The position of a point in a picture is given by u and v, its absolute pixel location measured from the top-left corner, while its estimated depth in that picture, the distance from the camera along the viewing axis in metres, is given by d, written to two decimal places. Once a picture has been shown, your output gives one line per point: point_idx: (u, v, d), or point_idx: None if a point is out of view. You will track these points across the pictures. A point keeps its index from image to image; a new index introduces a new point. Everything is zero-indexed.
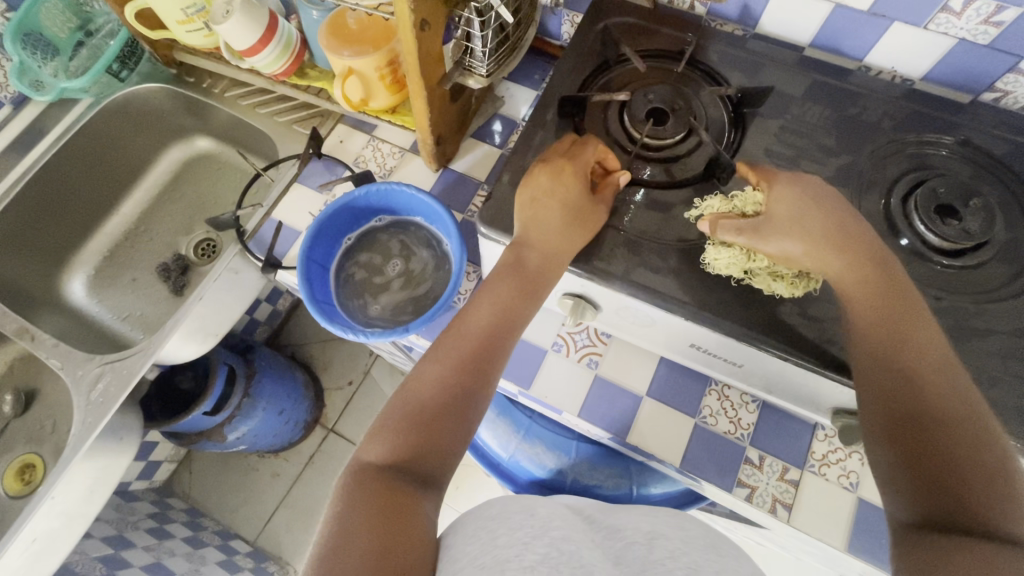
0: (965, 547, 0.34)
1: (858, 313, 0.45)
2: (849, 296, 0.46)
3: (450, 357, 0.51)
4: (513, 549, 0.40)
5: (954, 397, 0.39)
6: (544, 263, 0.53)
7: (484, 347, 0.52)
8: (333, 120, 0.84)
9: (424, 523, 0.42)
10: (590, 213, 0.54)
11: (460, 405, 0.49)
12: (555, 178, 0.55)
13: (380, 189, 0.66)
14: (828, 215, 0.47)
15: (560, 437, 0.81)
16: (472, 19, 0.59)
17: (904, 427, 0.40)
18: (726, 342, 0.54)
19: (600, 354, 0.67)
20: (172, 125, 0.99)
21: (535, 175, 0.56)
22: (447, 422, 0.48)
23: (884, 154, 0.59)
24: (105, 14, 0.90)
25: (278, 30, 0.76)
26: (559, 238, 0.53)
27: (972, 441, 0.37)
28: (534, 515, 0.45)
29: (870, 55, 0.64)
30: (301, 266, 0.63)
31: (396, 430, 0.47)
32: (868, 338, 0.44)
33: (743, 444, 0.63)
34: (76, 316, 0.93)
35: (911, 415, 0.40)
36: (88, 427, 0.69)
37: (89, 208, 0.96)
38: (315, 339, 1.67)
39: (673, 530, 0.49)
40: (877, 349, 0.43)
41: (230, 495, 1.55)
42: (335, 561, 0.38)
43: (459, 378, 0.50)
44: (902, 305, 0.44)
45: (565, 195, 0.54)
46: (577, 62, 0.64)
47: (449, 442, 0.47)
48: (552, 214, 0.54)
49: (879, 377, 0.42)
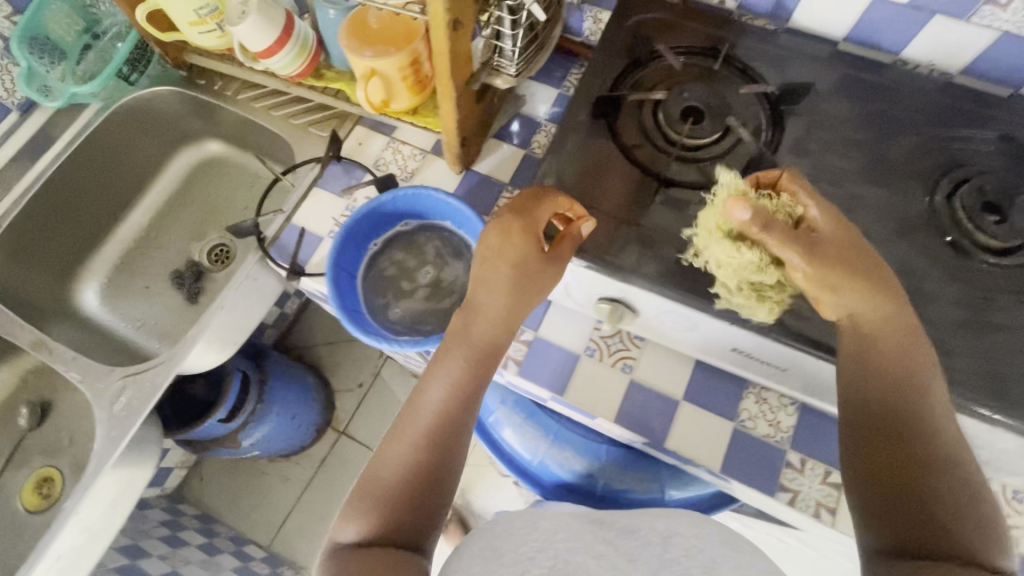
0: None
1: (852, 362, 0.44)
2: (847, 340, 0.44)
3: (411, 433, 0.49)
4: (520, 567, 0.43)
5: (932, 460, 0.39)
6: (493, 332, 0.52)
7: (458, 407, 0.51)
8: (351, 122, 0.82)
9: None
10: (541, 274, 0.51)
11: (438, 470, 0.48)
12: (505, 238, 0.51)
13: (408, 193, 0.65)
14: (851, 252, 0.44)
15: (589, 442, 0.80)
16: (503, 17, 0.56)
17: (890, 490, 0.39)
18: (771, 346, 0.53)
19: (635, 358, 0.66)
20: (181, 128, 0.97)
21: (485, 235, 0.52)
22: (420, 496, 0.47)
23: (926, 151, 0.58)
24: (111, 15, 0.88)
25: (294, 31, 0.74)
26: (512, 300, 0.51)
27: (951, 512, 0.37)
28: (537, 529, 0.48)
29: (907, 48, 0.62)
30: (330, 271, 0.62)
31: (370, 516, 0.46)
32: (860, 393, 0.43)
33: (783, 447, 0.62)
34: (89, 326, 0.91)
35: (888, 475, 0.40)
36: (112, 441, 0.67)
37: (98, 215, 0.94)
38: (324, 342, 1.64)
39: (687, 527, 0.49)
40: (867, 404, 0.42)
41: (242, 500, 1.53)
42: None
43: (434, 440, 0.49)
44: (907, 356, 0.42)
45: (514, 256, 0.51)
46: (608, 60, 0.63)
47: (428, 509, 0.47)
48: (500, 276, 0.51)
49: (865, 434, 0.42)
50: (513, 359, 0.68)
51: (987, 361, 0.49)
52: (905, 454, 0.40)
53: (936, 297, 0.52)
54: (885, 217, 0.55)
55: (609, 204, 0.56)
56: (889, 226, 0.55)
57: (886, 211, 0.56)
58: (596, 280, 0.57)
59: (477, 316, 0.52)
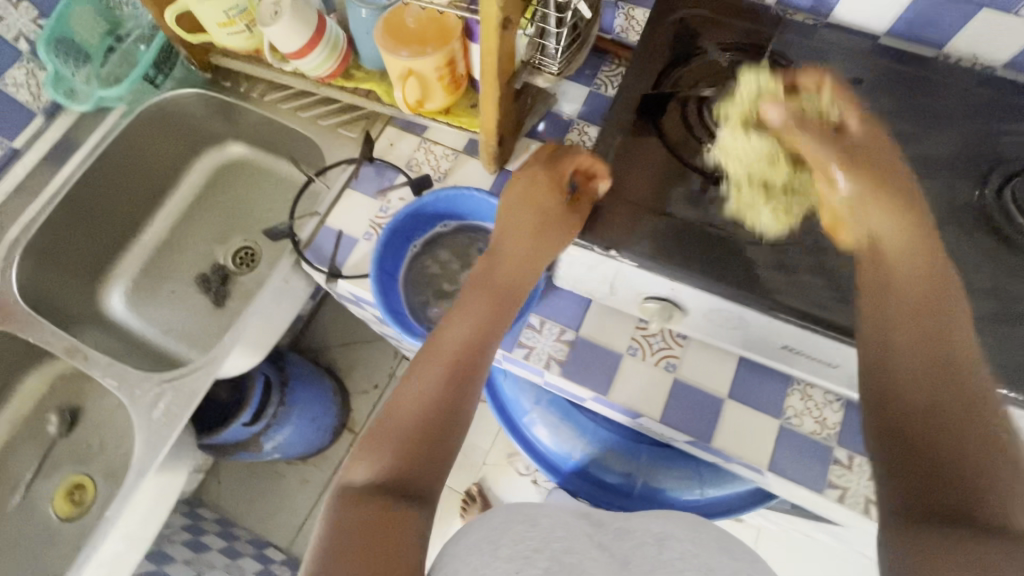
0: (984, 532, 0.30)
1: (880, 309, 0.41)
2: (869, 289, 0.42)
3: (432, 370, 0.50)
4: (515, 565, 0.42)
5: (968, 398, 0.35)
6: (513, 275, 0.60)
7: (476, 357, 0.52)
8: (381, 122, 0.81)
9: (412, 536, 0.39)
10: (558, 222, 0.59)
11: (452, 420, 0.47)
12: (531, 183, 0.63)
13: (449, 194, 0.65)
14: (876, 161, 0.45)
15: (626, 441, 0.80)
16: (549, 15, 0.56)
17: (911, 416, 0.36)
18: (826, 343, 0.52)
19: (678, 357, 0.66)
20: (205, 131, 0.96)
21: (517, 180, 0.65)
22: (429, 438, 0.46)
23: (975, 144, 0.58)
24: (135, 18, 0.86)
25: (326, 32, 0.73)
26: (529, 244, 0.60)
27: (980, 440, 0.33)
28: (536, 525, 0.46)
29: (950, 42, 0.62)
30: (374, 277, 0.62)
31: (378, 450, 0.45)
32: (897, 338, 0.39)
33: (830, 444, 0.62)
34: (117, 331, 0.91)
35: (929, 420, 0.35)
36: (152, 448, 0.67)
37: (123, 219, 0.93)
38: (337, 342, 1.60)
39: (684, 531, 0.49)
40: (902, 348, 0.38)
41: (260, 503, 1.51)
42: None
43: (451, 389, 0.49)
44: (939, 300, 0.39)
45: (537, 196, 0.62)
46: (649, 58, 0.62)
47: (440, 460, 0.45)
48: (524, 213, 0.62)
49: (907, 378, 0.37)
50: (554, 359, 0.67)
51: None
52: (934, 382, 0.36)
53: (993, 291, 0.51)
54: (936, 210, 0.55)
55: (634, 193, 0.56)
56: (941, 219, 0.55)
57: (937, 205, 0.55)
58: (644, 280, 0.57)
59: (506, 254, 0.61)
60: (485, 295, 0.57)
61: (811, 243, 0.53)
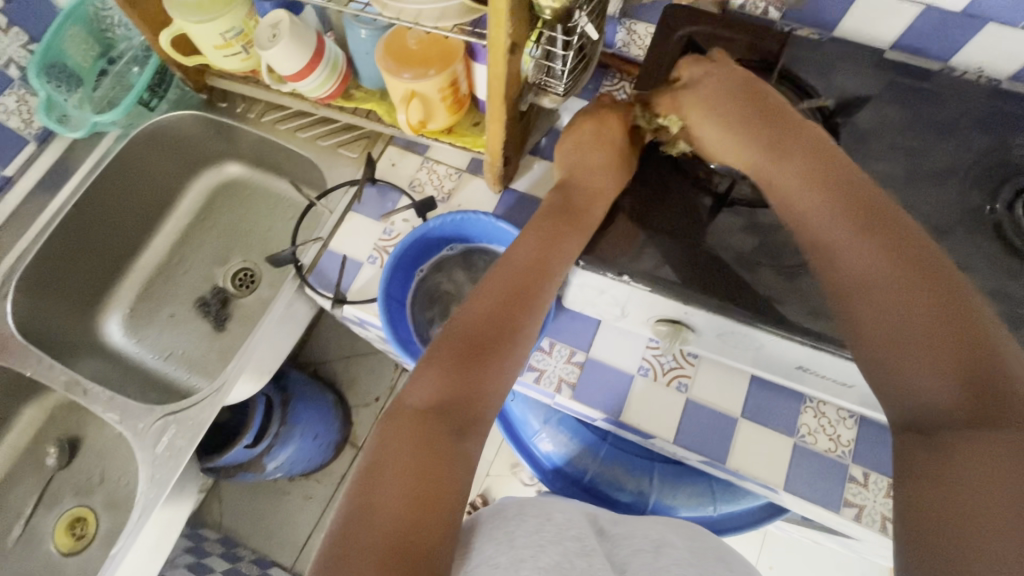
0: (964, 439, 0.34)
1: (832, 234, 0.44)
2: (809, 220, 0.45)
3: (494, 294, 0.52)
4: (528, 549, 0.43)
5: (925, 322, 0.38)
6: (588, 201, 0.56)
7: (535, 285, 0.53)
8: (382, 142, 0.81)
9: (461, 465, 0.43)
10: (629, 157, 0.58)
11: (501, 348, 0.50)
12: (600, 124, 0.59)
13: (456, 218, 0.65)
14: (751, 109, 0.51)
15: (637, 459, 0.79)
16: (557, 38, 0.54)
17: (879, 350, 0.40)
18: (840, 363, 0.52)
19: (690, 376, 0.66)
20: (202, 151, 0.94)
21: (581, 123, 0.60)
22: (488, 363, 0.48)
23: (985, 158, 0.57)
24: (127, 39, 0.86)
25: (325, 53, 0.72)
26: (605, 179, 0.57)
27: (947, 356, 0.37)
28: (551, 521, 0.48)
29: (955, 55, 0.62)
30: (381, 303, 0.62)
31: (442, 368, 0.47)
32: (856, 258, 0.42)
33: (846, 462, 0.62)
34: (116, 359, 0.89)
35: (903, 326, 0.39)
36: (157, 483, 0.66)
37: (120, 243, 0.92)
38: (338, 356, 1.58)
39: (681, 539, 0.51)
40: (863, 271, 0.42)
41: (262, 521, 1.47)
42: (371, 484, 0.41)
43: (503, 318, 0.51)
44: (880, 217, 0.43)
45: (610, 138, 0.58)
46: (656, 78, 0.62)
47: (489, 387, 0.48)
48: (595, 156, 0.58)
49: (869, 295, 0.41)
50: (566, 382, 0.67)
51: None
52: (881, 316, 0.40)
53: (1016, 305, 0.50)
54: (950, 224, 0.54)
55: (645, 216, 0.56)
56: (955, 235, 0.54)
57: (950, 220, 0.55)
58: (657, 303, 0.56)
59: (579, 195, 0.57)
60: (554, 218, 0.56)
61: None
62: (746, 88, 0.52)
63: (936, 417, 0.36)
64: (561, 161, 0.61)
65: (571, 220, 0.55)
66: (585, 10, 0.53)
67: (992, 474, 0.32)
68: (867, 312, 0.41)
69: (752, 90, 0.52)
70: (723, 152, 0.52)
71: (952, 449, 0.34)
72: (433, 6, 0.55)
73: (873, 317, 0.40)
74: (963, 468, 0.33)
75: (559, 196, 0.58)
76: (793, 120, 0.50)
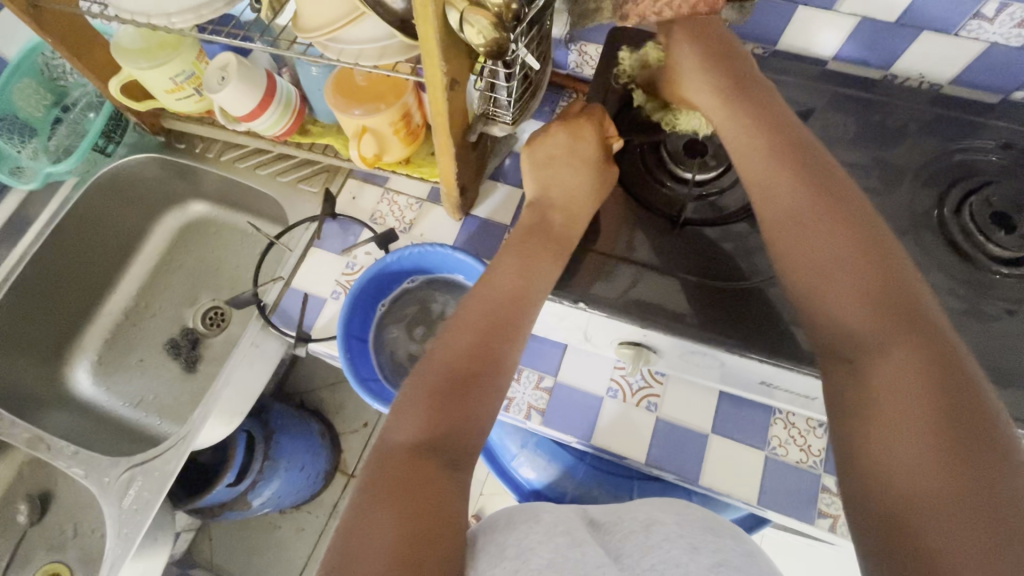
0: (890, 421, 0.35)
1: (788, 200, 0.45)
2: (760, 178, 0.47)
3: (477, 321, 0.51)
4: (521, 558, 0.42)
5: (875, 293, 0.40)
6: (551, 222, 0.56)
7: (517, 312, 0.52)
8: (342, 176, 0.81)
9: (452, 499, 0.43)
10: (586, 177, 0.57)
11: (482, 371, 0.49)
12: (573, 135, 0.58)
13: (414, 252, 0.65)
14: (727, 78, 0.53)
15: (617, 478, 0.78)
16: (497, 71, 0.55)
17: (824, 324, 0.42)
18: (797, 377, 0.51)
19: (658, 396, 0.66)
20: (165, 193, 0.94)
21: (553, 130, 0.59)
22: (478, 387, 0.48)
23: (931, 163, 0.58)
24: (79, 86, 0.85)
25: (276, 91, 0.72)
26: (559, 203, 0.57)
27: (882, 331, 0.38)
28: (539, 522, 0.46)
29: (895, 64, 0.63)
30: (342, 346, 0.62)
31: (431, 404, 0.47)
32: (788, 206, 0.45)
33: (818, 472, 0.62)
34: (83, 409, 0.88)
35: (836, 292, 0.41)
36: (125, 539, 0.66)
37: (84, 291, 0.91)
38: (325, 384, 1.54)
39: (669, 514, 0.48)
40: (815, 237, 0.43)
41: (254, 558, 1.42)
42: (367, 527, 0.40)
43: (488, 342, 0.50)
44: (812, 163, 0.46)
45: (584, 153, 0.57)
46: (602, 100, 0.62)
47: (475, 411, 0.48)
48: (568, 169, 0.57)
49: (794, 236, 0.44)
50: (535, 409, 0.67)
51: (1022, 359, 0.48)
52: (829, 284, 0.41)
53: (970, 306, 0.51)
54: (900, 230, 0.55)
55: (605, 243, 0.55)
56: (906, 239, 0.54)
57: (901, 224, 0.55)
58: (617, 328, 0.56)
59: (534, 219, 0.57)
60: (534, 238, 0.55)
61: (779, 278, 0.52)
62: (717, 54, 0.54)
63: (861, 404, 0.37)
64: (532, 171, 0.61)
65: (552, 239, 0.55)
66: (524, 41, 0.52)
67: (896, 404, 0.36)
68: (816, 278, 0.42)
69: (724, 39, 0.55)
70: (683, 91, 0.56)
71: (885, 454, 0.35)
72: (372, 46, 0.55)
73: (820, 302, 0.42)
74: (876, 412, 0.36)
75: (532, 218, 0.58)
76: (760, 92, 0.52)
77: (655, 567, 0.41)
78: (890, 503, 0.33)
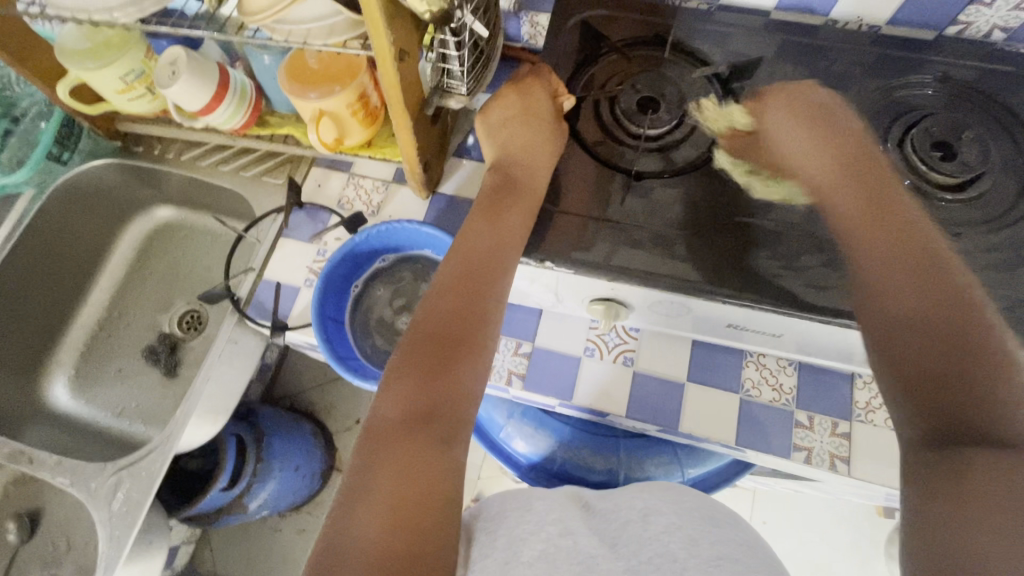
0: (973, 463, 0.34)
1: (874, 254, 0.44)
2: (853, 234, 0.46)
3: (454, 286, 0.52)
4: (513, 550, 0.42)
5: (959, 351, 0.38)
6: (523, 179, 0.58)
7: (493, 272, 0.53)
8: (306, 165, 0.80)
9: (447, 464, 0.43)
10: (541, 132, 0.59)
11: (471, 333, 0.50)
12: (524, 94, 0.61)
13: (381, 230, 0.66)
14: (832, 137, 0.51)
15: (602, 438, 0.80)
16: (447, 40, 0.55)
17: (898, 367, 0.40)
18: (851, 334, 0.51)
19: (634, 350, 0.67)
20: (127, 200, 0.93)
21: (504, 94, 0.63)
22: (465, 355, 0.49)
23: (876, 101, 0.59)
24: (27, 96, 0.84)
25: (230, 83, 0.71)
26: (528, 159, 0.59)
27: (961, 387, 0.37)
28: (533, 509, 0.46)
29: (835, 8, 0.65)
30: (317, 327, 0.62)
31: (414, 378, 0.47)
32: (877, 254, 0.44)
33: (791, 409, 0.64)
34: (64, 422, 0.87)
35: (916, 338, 0.39)
36: (116, 541, 0.66)
37: (54, 305, 0.89)
38: (313, 384, 1.53)
39: (666, 503, 0.47)
40: (900, 292, 0.41)
41: (257, 562, 1.41)
42: (361, 502, 0.40)
43: (468, 306, 0.51)
44: (905, 222, 0.45)
45: (537, 109, 0.60)
46: (556, 65, 0.63)
47: (463, 381, 0.48)
48: (526, 128, 0.60)
49: (883, 289, 0.42)
50: (516, 373, 0.68)
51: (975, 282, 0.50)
52: (909, 335, 0.40)
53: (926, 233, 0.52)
54: None
55: (575, 205, 0.56)
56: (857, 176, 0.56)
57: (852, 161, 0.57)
58: (585, 285, 0.57)
59: (503, 185, 0.59)
60: (504, 197, 0.57)
61: (734, 222, 0.54)
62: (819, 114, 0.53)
63: (947, 445, 0.36)
64: (489, 136, 0.63)
65: (523, 194, 0.56)
66: (469, 8, 0.53)
67: (980, 455, 0.34)
68: (903, 329, 0.40)
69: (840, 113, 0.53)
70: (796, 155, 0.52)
71: (964, 492, 0.33)
72: (319, 25, 0.55)
73: (898, 349, 0.40)
74: (971, 461, 0.34)
75: (499, 186, 0.58)
76: (863, 148, 0.50)
77: (653, 562, 0.41)
78: (947, 531, 0.33)
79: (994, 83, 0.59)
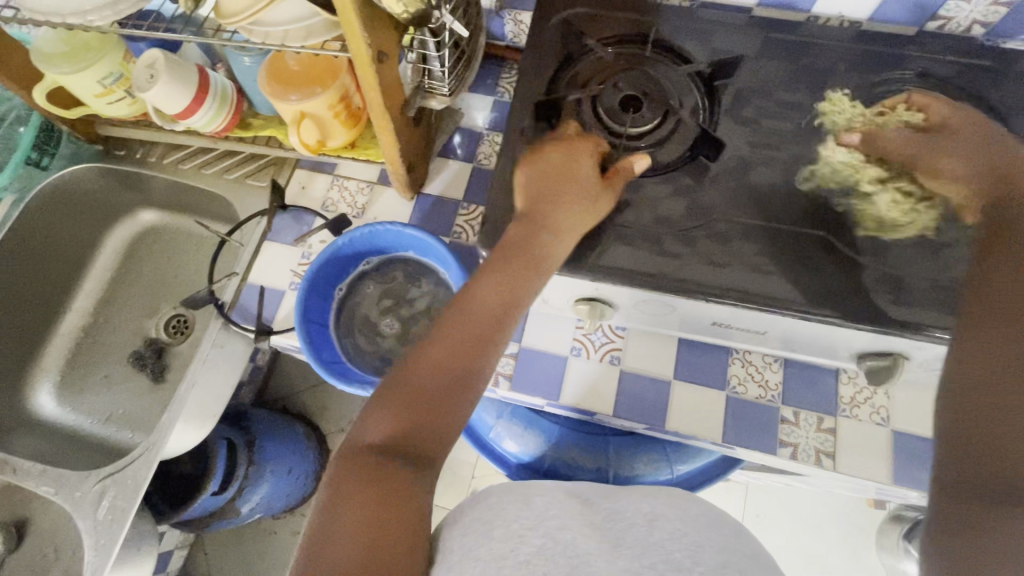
0: (998, 512, 0.31)
1: (996, 290, 0.40)
2: (993, 263, 0.42)
3: (458, 319, 0.49)
4: (510, 542, 0.42)
5: None
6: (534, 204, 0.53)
7: (493, 308, 0.50)
8: (289, 167, 0.80)
9: (416, 506, 0.42)
10: (576, 187, 0.53)
11: (468, 373, 0.48)
12: (569, 151, 0.55)
13: (364, 233, 0.65)
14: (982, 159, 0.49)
15: (591, 436, 0.81)
16: (427, 41, 0.55)
17: (964, 407, 0.36)
18: (835, 330, 0.52)
19: (621, 349, 0.67)
20: (110, 204, 0.91)
21: (551, 150, 0.56)
22: (456, 393, 0.47)
23: (859, 97, 0.59)
24: (5, 101, 0.82)
25: (210, 85, 0.70)
26: (556, 201, 0.52)
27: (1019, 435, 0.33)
28: (531, 504, 0.46)
29: (817, 4, 0.64)
30: (301, 331, 0.62)
31: (400, 407, 0.45)
32: (998, 290, 0.39)
33: (776, 405, 0.65)
34: (50, 430, 0.86)
35: (993, 380, 0.35)
36: (102, 549, 0.65)
37: (37, 312, 0.88)
38: (306, 386, 1.52)
39: (673, 509, 0.47)
40: (1001, 332, 0.37)
41: (251, 565, 1.41)
42: (328, 534, 0.39)
43: (470, 344, 0.48)
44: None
45: (579, 170, 0.54)
46: (538, 64, 0.63)
47: (448, 420, 0.46)
48: (566, 184, 0.53)
49: (995, 328, 0.38)
50: (502, 374, 0.68)
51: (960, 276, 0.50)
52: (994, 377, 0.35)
53: (912, 227, 0.52)
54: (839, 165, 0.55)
55: None
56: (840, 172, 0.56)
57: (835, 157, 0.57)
58: (569, 285, 0.57)
59: (532, 234, 0.52)
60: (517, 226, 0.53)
61: (716, 220, 0.54)
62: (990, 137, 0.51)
63: (980, 488, 0.33)
64: (526, 188, 0.55)
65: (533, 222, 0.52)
66: (447, 8, 0.53)
67: (1010, 507, 0.31)
68: (990, 370, 0.36)
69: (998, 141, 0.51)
70: (955, 156, 0.50)
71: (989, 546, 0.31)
72: (297, 26, 0.55)
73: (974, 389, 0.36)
74: (1004, 511, 0.31)
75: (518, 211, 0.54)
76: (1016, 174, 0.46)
77: (655, 567, 0.41)
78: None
79: (976, 78, 0.59)
